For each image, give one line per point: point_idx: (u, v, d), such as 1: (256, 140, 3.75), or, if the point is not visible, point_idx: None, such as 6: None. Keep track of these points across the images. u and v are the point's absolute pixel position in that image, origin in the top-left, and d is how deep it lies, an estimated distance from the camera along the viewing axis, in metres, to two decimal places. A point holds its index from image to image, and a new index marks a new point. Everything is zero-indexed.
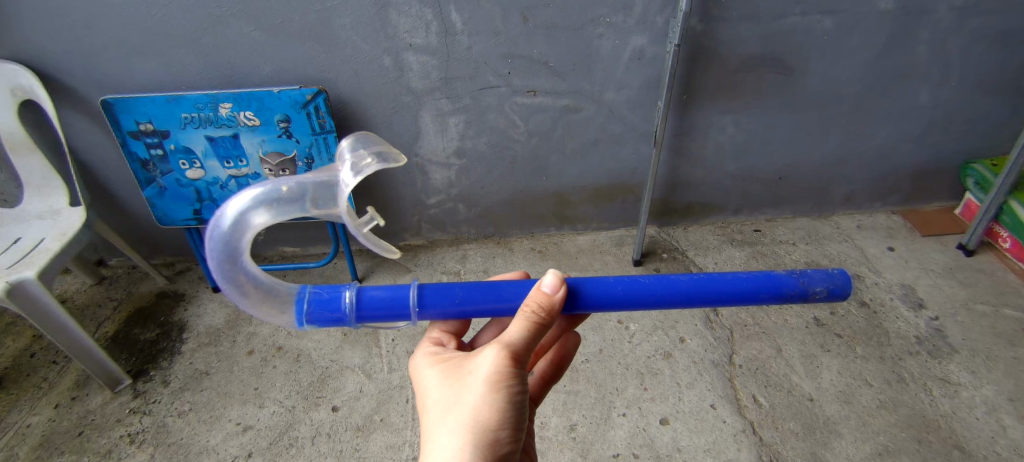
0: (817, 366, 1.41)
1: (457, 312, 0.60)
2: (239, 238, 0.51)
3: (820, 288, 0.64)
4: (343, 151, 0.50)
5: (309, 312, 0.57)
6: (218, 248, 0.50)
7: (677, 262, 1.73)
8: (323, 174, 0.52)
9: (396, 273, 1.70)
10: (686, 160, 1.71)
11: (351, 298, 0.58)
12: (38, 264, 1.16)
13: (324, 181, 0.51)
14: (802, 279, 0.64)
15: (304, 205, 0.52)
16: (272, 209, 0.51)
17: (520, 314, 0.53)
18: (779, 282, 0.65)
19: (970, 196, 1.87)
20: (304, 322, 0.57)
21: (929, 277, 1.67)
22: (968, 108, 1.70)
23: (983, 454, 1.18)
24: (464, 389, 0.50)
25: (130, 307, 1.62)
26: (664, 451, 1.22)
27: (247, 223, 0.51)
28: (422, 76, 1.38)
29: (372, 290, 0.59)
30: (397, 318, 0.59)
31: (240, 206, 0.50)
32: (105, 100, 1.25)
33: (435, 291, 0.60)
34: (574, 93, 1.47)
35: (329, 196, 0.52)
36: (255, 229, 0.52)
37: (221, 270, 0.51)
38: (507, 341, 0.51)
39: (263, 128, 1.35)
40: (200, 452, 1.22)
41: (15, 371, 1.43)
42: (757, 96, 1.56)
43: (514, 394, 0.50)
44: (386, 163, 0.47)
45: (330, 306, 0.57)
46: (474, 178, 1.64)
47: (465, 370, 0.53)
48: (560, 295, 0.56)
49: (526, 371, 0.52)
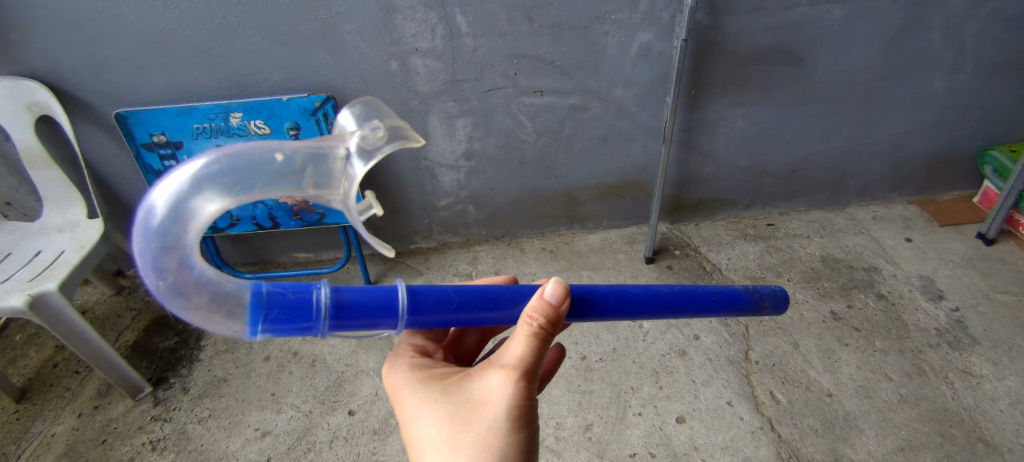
0: (835, 361, 1.39)
1: (452, 318, 0.55)
2: (186, 220, 0.36)
3: (758, 301, 0.80)
4: (351, 117, 0.40)
5: (267, 324, 0.42)
6: (159, 228, 0.35)
7: (690, 259, 1.71)
8: (324, 141, 0.38)
9: (408, 275, 1.70)
10: (695, 155, 1.69)
11: (327, 303, 0.44)
12: (59, 275, 1.18)
13: (326, 152, 0.38)
14: (750, 294, 0.78)
15: (295, 180, 0.39)
16: (245, 178, 0.37)
17: (523, 330, 0.49)
18: (735, 298, 0.77)
19: (989, 184, 1.83)
20: (258, 330, 0.42)
21: (948, 268, 1.63)
22: (984, 94, 1.67)
23: (1009, 447, 1.16)
24: (476, 419, 0.49)
25: (149, 315, 1.64)
26: (682, 450, 1.21)
27: (201, 198, 0.36)
28: (429, 79, 1.38)
29: (352, 292, 0.46)
30: (382, 327, 0.49)
31: (197, 171, 0.35)
32: (118, 113, 1.27)
33: (430, 291, 0.52)
34: (581, 91, 1.46)
35: (329, 172, 0.39)
36: (211, 210, 0.37)
37: (153, 259, 0.36)
38: (517, 363, 0.49)
39: (274, 136, 1.37)
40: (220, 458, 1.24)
41: (38, 381, 1.46)
42: (766, 89, 1.55)
43: (527, 415, 0.50)
44: (407, 142, 0.37)
45: (297, 311, 0.43)
46: (483, 180, 1.65)
47: (471, 395, 0.51)
48: (564, 304, 0.52)
49: (535, 389, 0.51)
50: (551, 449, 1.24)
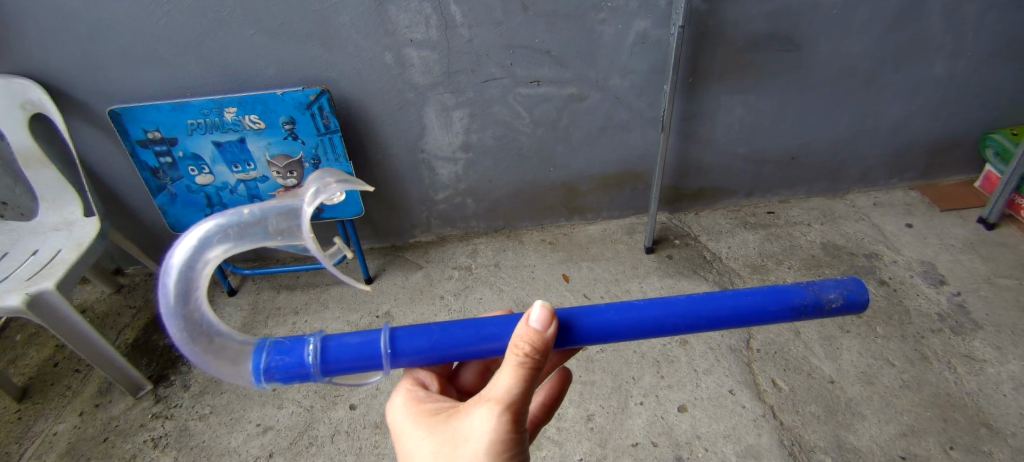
0: (837, 348, 1.39)
1: (437, 356, 0.58)
2: (196, 274, 0.51)
3: (835, 296, 0.63)
4: (308, 184, 0.56)
5: (268, 368, 0.54)
6: (175, 274, 0.49)
7: (690, 248, 1.70)
8: (286, 200, 0.54)
9: (408, 269, 1.67)
10: (694, 143, 1.68)
11: (314, 351, 0.54)
12: (56, 274, 1.17)
13: (287, 208, 0.54)
14: (812, 289, 0.63)
15: (267, 226, 0.53)
16: (232, 234, 0.52)
17: (510, 360, 0.49)
18: (789, 293, 0.63)
19: (991, 168, 1.81)
20: (262, 379, 0.54)
21: (949, 253, 1.63)
22: (985, 78, 1.66)
23: (1011, 431, 1.16)
24: (462, 452, 0.47)
25: (148, 313, 1.63)
26: (685, 439, 1.21)
27: (208, 248, 0.51)
28: (424, 71, 1.37)
29: (339, 339, 0.56)
30: (370, 368, 0.57)
31: (196, 235, 0.51)
32: (112, 110, 1.26)
33: (410, 333, 0.57)
34: (578, 81, 1.45)
35: (290, 223, 0.54)
36: (213, 258, 0.52)
37: (174, 312, 0.49)
38: (504, 394, 0.48)
39: (269, 131, 1.36)
40: (223, 454, 1.25)
41: (39, 381, 1.45)
42: (765, 75, 1.53)
43: (516, 449, 0.48)
44: (349, 185, 0.54)
45: (291, 363, 0.54)
46: (481, 172, 1.64)
47: (458, 428, 0.50)
48: (551, 331, 0.52)
49: (526, 422, 0.50)
50: (552, 439, 1.24)
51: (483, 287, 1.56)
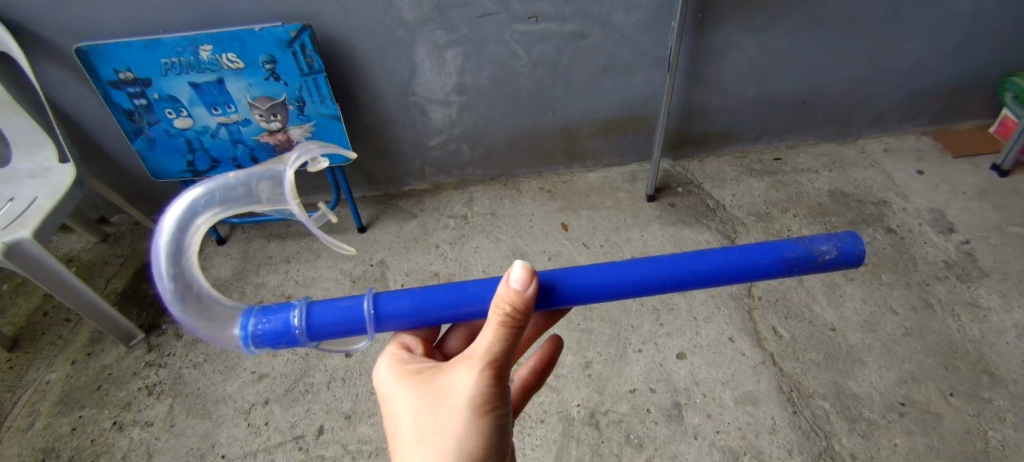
0: (840, 295, 1.37)
1: (419, 319, 0.57)
2: (186, 238, 0.55)
3: (828, 247, 0.59)
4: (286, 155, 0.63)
5: (256, 332, 0.54)
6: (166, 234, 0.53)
7: (693, 196, 1.65)
8: (267, 168, 0.61)
9: (402, 219, 1.62)
10: (700, 85, 1.61)
11: (300, 314, 0.54)
12: (33, 223, 1.13)
13: (268, 176, 0.60)
14: (805, 242, 0.59)
15: (252, 192, 0.60)
16: (219, 198, 0.58)
17: (493, 319, 0.46)
18: (779, 246, 0.60)
19: (1008, 112, 1.75)
20: (251, 344, 0.55)
21: (960, 201, 1.58)
22: (1010, 15, 1.57)
23: (1014, 378, 1.16)
24: (442, 413, 0.44)
25: (136, 263, 1.59)
26: (683, 385, 1.23)
27: (197, 213, 0.56)
28: (414, 3, 1.28)
29: (323, 303, 0.56)
30: (355, 333, 0.56)
31: (184, 203, 0.55)
32: (79, 48, 1.17)
33: (393, 296, 0.57)
34: (578, 17, 1.37)
35: (272, 188, 0.60)
36: (201, 221, 0.57)
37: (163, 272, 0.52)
38: (486, 353, 0.45)
39: (248, 71, 1.28)
40: (219, 401, 1.27)
41: (29, 331, 1.43)
42: (778, 12, 1.45)
43: (499, 411, 0.45)
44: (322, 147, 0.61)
45: (278, 325, 0.54)
46: (476, 116, 1.57)
47: (439, 389, 0.47)
48: (532, 290, 0.48)
49: (509, 383, 0.47)
50: (551, 385, 1.27)
51: (481, 237, 1.52)
